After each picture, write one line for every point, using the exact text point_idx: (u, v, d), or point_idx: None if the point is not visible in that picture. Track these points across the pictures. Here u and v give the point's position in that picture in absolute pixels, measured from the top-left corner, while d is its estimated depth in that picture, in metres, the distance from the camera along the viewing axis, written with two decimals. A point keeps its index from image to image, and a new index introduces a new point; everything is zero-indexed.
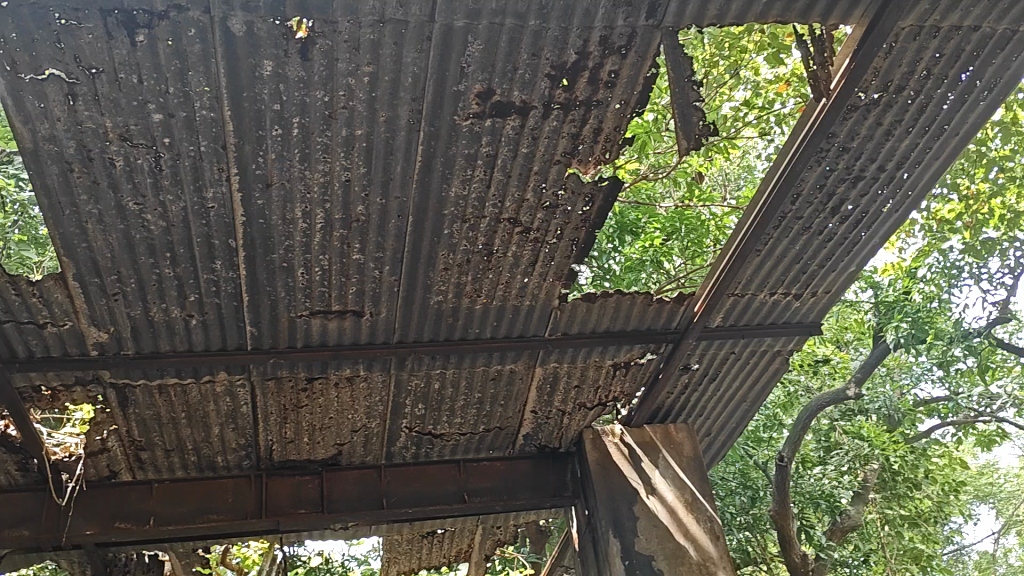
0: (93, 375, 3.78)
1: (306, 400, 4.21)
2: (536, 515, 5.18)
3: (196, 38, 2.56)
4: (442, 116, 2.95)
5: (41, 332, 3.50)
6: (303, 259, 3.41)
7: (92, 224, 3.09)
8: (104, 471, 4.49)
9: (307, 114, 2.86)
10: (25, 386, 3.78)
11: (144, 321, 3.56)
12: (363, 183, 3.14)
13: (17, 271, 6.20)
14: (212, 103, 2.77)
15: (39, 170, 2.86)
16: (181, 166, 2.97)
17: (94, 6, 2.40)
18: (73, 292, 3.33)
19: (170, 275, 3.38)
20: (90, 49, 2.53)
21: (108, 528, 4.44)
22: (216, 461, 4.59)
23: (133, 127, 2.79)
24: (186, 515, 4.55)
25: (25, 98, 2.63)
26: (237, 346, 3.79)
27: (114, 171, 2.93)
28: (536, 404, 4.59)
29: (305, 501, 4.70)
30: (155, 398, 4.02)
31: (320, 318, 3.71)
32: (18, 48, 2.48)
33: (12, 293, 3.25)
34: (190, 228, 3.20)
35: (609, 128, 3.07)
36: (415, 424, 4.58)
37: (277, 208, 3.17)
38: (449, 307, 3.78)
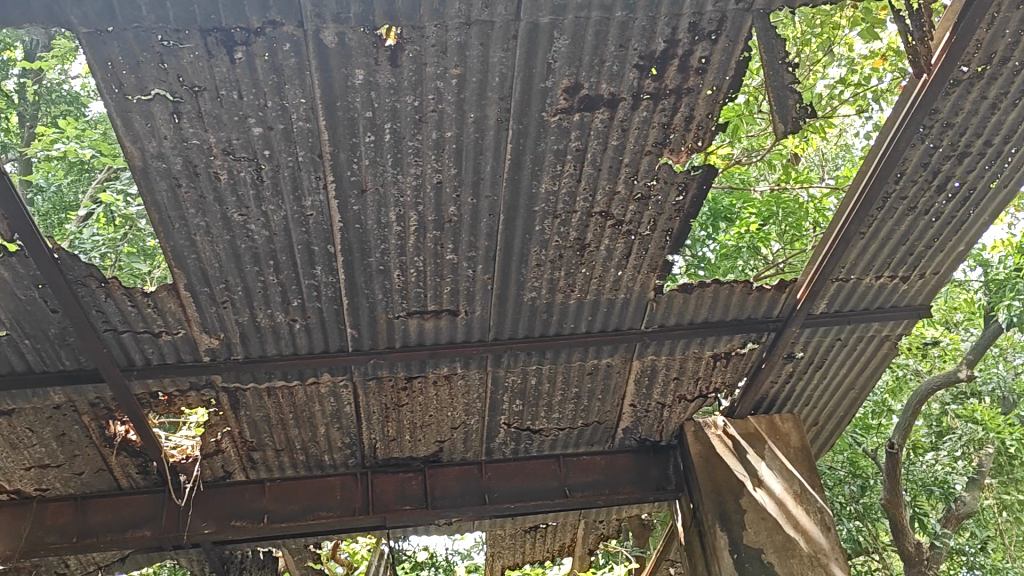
0: (205, 380, 3.93)
1: (407, 399, 4.28)
2: (639, 509, 5.15)
3: (291, 53, 2.64)
4: (530, 114, 2.95)
5: (156, 340, 3.66)
6: (398, 262, 3.47)
7: (200, 235, 3.22)
8: (219, 472, 4.68)
9: (398, 120, 2.91)
10: (143, 393, 3.96)
11: (251, 328, 3.69)
12: (454, 184, 3.18)
13: (129, 283, 6.44)
14: (308, 114, 2.85)
15: (150, 187, 2.99)
16: (281, 177, 3.06)
17: (194, 26, 2.51)
18: (185, 301, 3.48)
19: (274, 282, 3.49)
20: (192, 69, 2.64)
21: (225, 526, 4.60)
22: (323, 460, 4.71)
23: (234, 141, 2.89)
24: (298, 513, 4.69)
25: (134, 119, 2.75)
26: (339, 348, 3.89)
27: (218, 185, 3.05)
28: (635, 397, 4.56)
29: (410, 497, 4.79)
30: (263, 400, 4.16)
31: (418, 318, 3.76)
32: (124, 71, 2.61)
33: (128, 303, 3.42)
34: (291, 236, 3.30)
35: (700, 116, 3.02)
36: (514, 420, 4.61)
37: (373, 213, 3.24)
38: (543, 303, 3.78)
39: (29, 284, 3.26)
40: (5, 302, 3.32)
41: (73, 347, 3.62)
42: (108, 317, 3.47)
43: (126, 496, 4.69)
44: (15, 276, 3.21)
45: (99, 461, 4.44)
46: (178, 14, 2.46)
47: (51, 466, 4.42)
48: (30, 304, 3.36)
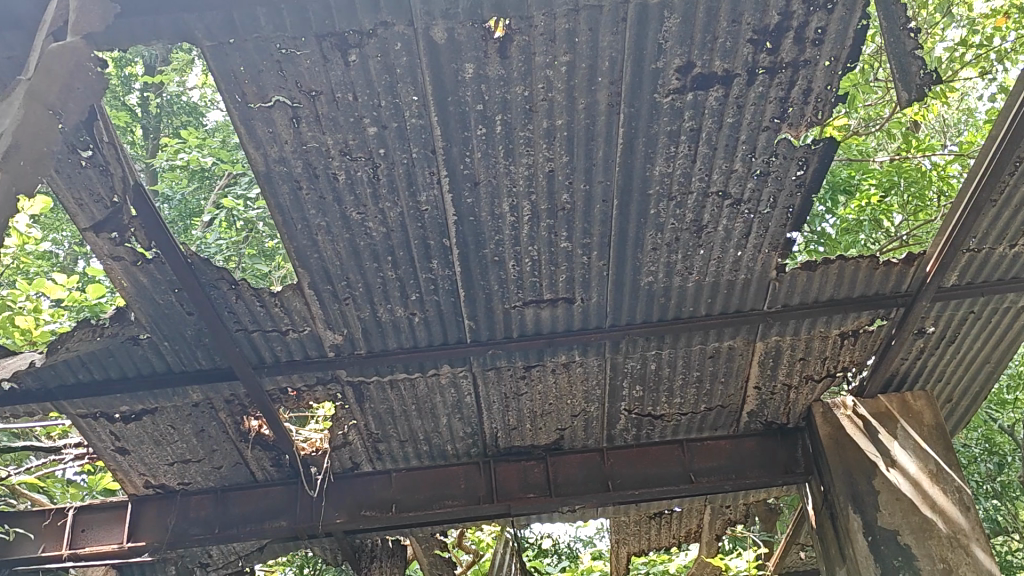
0: (331, 375, 4.05)
1: (526, 388, 4.32)
2: (766, 493, 5.06)
3: (402, 51, 2.69)
4: (642, 96, 2.92)
5: (284, 338, 3.80)
6: (513, 252, 3.49)
7: (322, 235, 3.32)
8: (347, 463, 4.82)
9: (509, 111, 2.92)
10: (274, 389, 4.12)
11: (373, 323, 3.78)
12: (567, 172, 3.17)
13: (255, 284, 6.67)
14: (421, 111, 2.89)
15: (273, 191, 3.11)
16: (396, 174, 3.12)
17: (310, 32, 2.59)
18: (309, 300, 3.60)
19: (393, 278, 3.57)
20: (309, 74, 2.72)
21: (356, 516, 4.73)
22: (446, 450, 4.80)
23: (351, 141, 2.97)
24: (425, 501, 4.79)
25: (256, 126, 2.86)
26: (458, 339, 3.95)
27: (338, 185, 3.13)
28: (758, 379, 4.47)
29: (533, 485, 4.82)
30: (387, 393, 4.26)
31: (534, 307, 3.79)
32: (246, 80, 2.71)
33: (257, 304, 3.56)
34: (408, 232, 3.36)
35: (818, 88, 2.93)
36: (634, 406, 4.59)
37: (486, 205, 3.27)
38: (660, 287, 3.75)
39: (167, 289, 3.43)
40: (146, 307, 3.51)
41: (208, 347, 3.80)
42: (239, 317, 3.62)
43: (262, 488, 4.89)
44: (154, 282, 3.38)
45: (235, 455, 4.65)
46: (295, 21, 2.54)
47: (192, 461, 4.66)
48: (168, 308, 3.54)
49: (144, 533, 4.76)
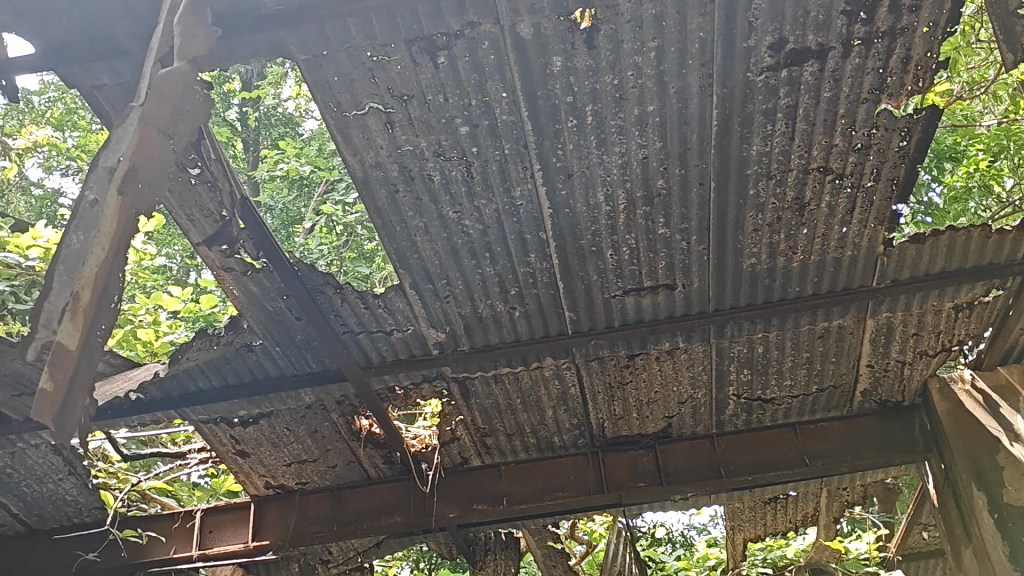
0: (437, 372, 4.13)
1: (631, 376, 4.31)
2: (884, 474, 4.93)
3: (490, 50, 2.72)
4: (734, 76, 2.88)
5: (389, 338, 3.89)
6: (610, 242, 3.49)
7: (420, 236, 3.39)
8: (457, 458, 4.91)
9: (599, 101, 2.93)
10: (382, 388, 4.22)
11: (474, 319, 3.84)
12: (661, 158, 3.15)
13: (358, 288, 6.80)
14: (511, 107, 2.93)
15: (371, 196, 3.20)
16: (490, 171, 3.16)
17: (399, 39, 2.65)
18: (411, 299, 3.68)
19: (492, 274, 3.61)
20: (400, 78, 2.79)
21: (469, 510, 4.82)
22: (553, 442, 4.83)
23: (444, 142, 3.03)
24: (536, 493, 4.83)
25: (352, 133, 2.95)
26: (560, 331, 3.96)
27: (434, 185, 3.19)
28: (871, 357, 4.35)
29: (644, 474, 4.81)
30: (492, 388, 4.32)
31: (635, 296, 3.78)
32: (341, 89, 2.80)
33: (362, 306, 3.66)
34: (504, 227, 3.40)
35: (918, 55, 2.83)
36: (743, 390, 4.53)
37: (581, 195, 3.28)
38: (764, 268, 3.69)
39: (276, 296, 3.55)
40: (257, 315, 3.65)
41: (317, 350, 3.91)
42: (345, 320, 3.73)
43: (376, 485, 5.02)
44: (264, 290, 3.51)
45: (349, 454, 4.78)
46: (384, 29, 2.61)
47: (308, 461, 4.82)
48: (278, 316, 3.67)
49: (267, 532, 4.95)
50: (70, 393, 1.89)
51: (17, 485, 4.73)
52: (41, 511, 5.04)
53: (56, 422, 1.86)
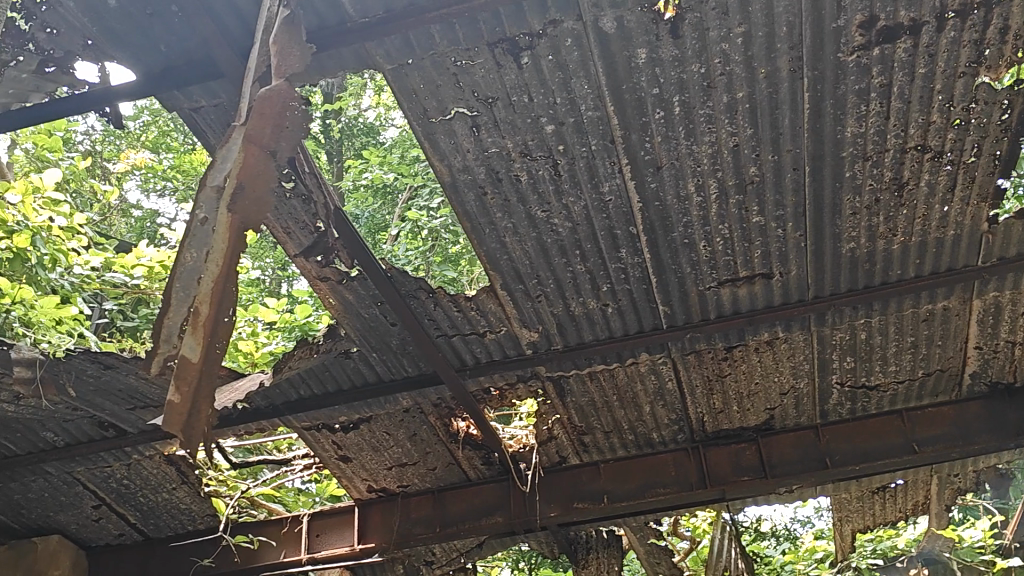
0: (531, 371, 4.15)
1: (729, 369, 4.25)
2: (998, 458, 4.74)
3: (573, 47, 2.73)
4: (825, 58, 2.81)
5: (483, 340, 3.92)
6: (703, 232, 3.45)
7: (510, 237, 3.41)
8: (555, 457, 4.91)
9: (686, 90, 2.90)
10: (478, 389, 4.26)
11: (567, 317, 3.84)
12: (752, 145, 3.10)
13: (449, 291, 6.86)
14: (596, 102, 2.92)
15: (460, 199, 3.24)
16: (578, 167, 3.16)
17: (482, 42, 2.69)
18: (504, 300, 3.70)
19: (583, 271, 3.60)
20: (484, 82, 2.82)
21: (570, 509, 4.82)
22: (652, 438, 4.79)
23: (531, 142, 3.05)
24: (637, 490, 4.81)
25: (439, 138, 3.01)
26: (654, 326, 3.93)
27: (521, 186, 3.21)
28: (979, 339, 4.19)
29: (746, 468, 4.73)
30: (587, 385, 4.31)
31: (730, 287, 3.72)
32: (426, 96, 2.86)
33: (455, 309, 3.70)
34: (594, 223, 3.39)
35: (1018, 24, 2.71)
36: (846, 378, 4.41)
37: (671, 187, 3.25)
38: (863, 252, 3.59)
39: (371, 303, 3.61)
40: (354, 322, 3.72)
41: (413, 354, 3.96)
42: (439, 324, 3.78)
43: (476, 486, 5.06)
44: (359, 297, 3.58)
45: (448, 456, 4.84)
46: (467, 33, 2.66)
47: (408, 464, 4.90)
48: (374, 322, 3.73)
49: (371, 535, 5.05)
50: (200, 401, 1.99)
51: (134, 496, 4.93)
52: (157, 520, 5.24)
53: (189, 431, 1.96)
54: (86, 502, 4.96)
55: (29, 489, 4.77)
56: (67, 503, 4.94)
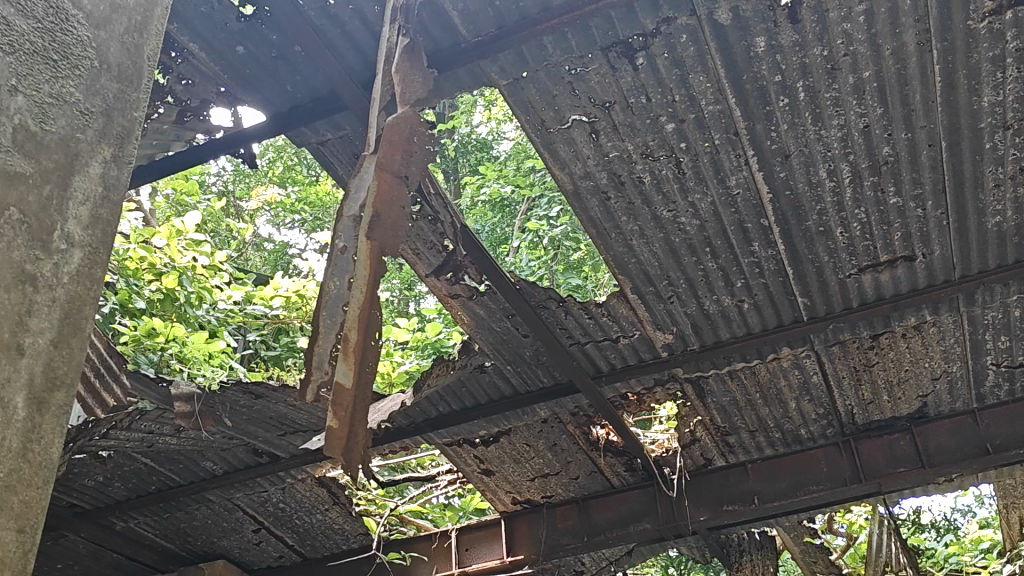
0: (669, 374, 4.08)
1: (876, 357, 4.08)
2: None
3: (689, 42, 2.71)
4: (954, 27, 2.67)
5: (617, 345, 3.89)
6: (839, 218, 3.33)
7: (638, 240, 3.38)
8: (699, 459, 4.82)
9: (809, 76, 2.81)
10: (616, 396, 4.23)
11: (702, 316, 3.76)
12: (883, 124, 2.97)
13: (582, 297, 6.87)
14: (716, 96, 2.88)
15: (583, 206, 3.24)
16: (702, 165, 3.11)
17: (596, 48, 2.72)
18: (635, 304, 3.66)
19: (714, 268, 3.53)
20: (601, 87, 2.83)
21: (720, 511, 4.72)
22: (799, 434, 4.63)
23: (651, 142, 3.02)
24: (788, 489, 4.66)
25: (559, 148, 3.03)
26: (793, 319, 3.82)
27: (645, 187, 3.18)
28: None
29: (902, 459, 4.51)
30: (728, 384, 4.22)
31: (871, 273, 3.57)
32: (543, 107, 2.90)
33: (586, 317, 3.68)
34: (723, 219, 3.32)
35: None
36: (1003, 359, 4.16)
37: (802, 174, 3.15)
38: (1011, 225, 3.39)
39: (502, 316, 3.63)
40: (486, 335, 3.76)
41: (548, 364, 3.96)
42: (571, 331, 3.77)
43: (620, 493, 5.01)
44: (489, 312, 3.60)
45: (590, 464, 4.82)
46: (580, 40, 2.69)
47: (551, 474, 4.91)
48: (507, 334, 3.76)
49: (520, 546, 5.11)
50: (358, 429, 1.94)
51: (290, 518, 5.11)
52: (313, 541, 5.43)
53: (349, 459, 1.91)
54: (247, 527, 5.17)
55: (194, 516, 5.02)
56: (229, 528, 5.18)
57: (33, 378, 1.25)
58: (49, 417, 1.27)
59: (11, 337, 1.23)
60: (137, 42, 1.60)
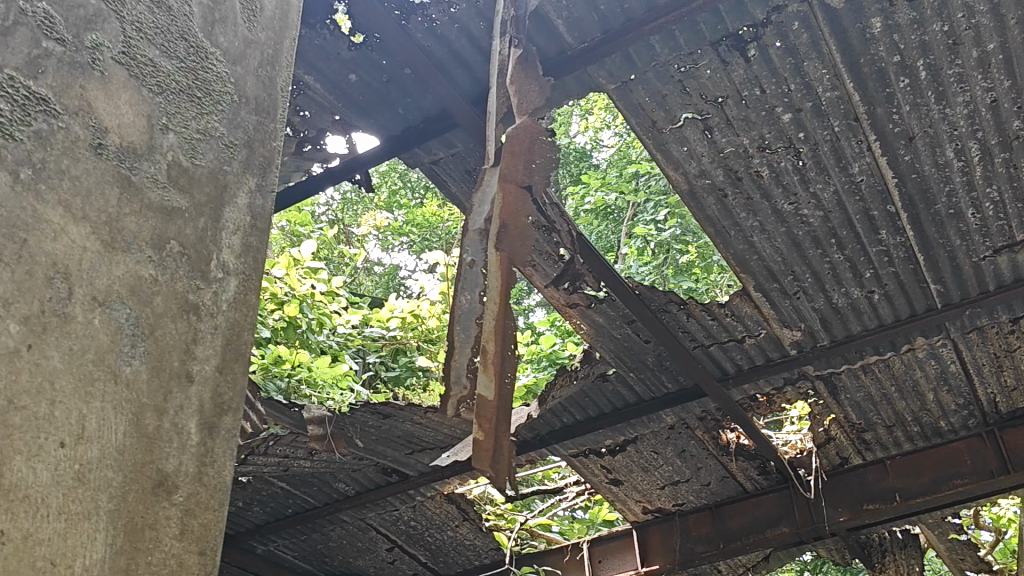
0: (799, 372, 3.97)
1: (1018, 342, 3.86)
2: None
3: (802, 29, 2.62)
4: None
5: (743, 346, 3.80)
6: (970, 199, 3.17)
7: (759, 236, 3.30)
8: (835, 458, 4.66)
9: (930, 52, 2.69)
10: (744, 398, 4.14)
11: (831, 311, 3.64)
12: (1013, 97, 2.81)
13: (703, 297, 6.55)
14: (833, 82, 2.79)
15: (700, 205, 3.19)
16: (823, 153, 3.01)
17: (705, 42, 2.66)
18: (760, 302, 3.57)
19: (841, 260, 3.41)
20: (712, 82, 2.78)
21: (861, 511, 4.56)
22: (939, 427, 4.43)
23: (768, 135, 2.95)
24: (930, 485, 4.46)
25: (671, 147, 2.99)
26: (926, 307, 3.65)
27: (764, 182, 3.10)
28: None
29: None
30: (861, 379, 4.07)
31: (1008, 253, 3.38)
32: (654, 108, 2.86)
33: (709, 318, 3.60)
34: (847, 208, 3.20)
35: None
36: None
37: (928, 156, 3.01)
38: None
39: (622, 323, 3.59)
40: (607, 343, 3.73)
41: (671, 369, 3.90)
42: (694, 335, 3.70)
43: (755, 497, 4.91)
44: (609, 319, 3.57)
45: (721, 469, 4.71)
46: (688, 37, 2.64)
47: (682, 482, 4.83)
48: (628, 341, 3.71)
49: (654, 556, 5.08)
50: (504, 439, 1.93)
51: (423, 535, 5.17)
52: (445, 557, 5.47)
53: (499, 472, 1.91)
54: (381, 546, 5.26)
55: (331, 537, 5.14)
56: (364, 548, 5.27)
57: (203, 404, 1.30)
58: (220, 440, 1.31)
59: (180, 365, 1.28)
60: (270, 75, 1.64)
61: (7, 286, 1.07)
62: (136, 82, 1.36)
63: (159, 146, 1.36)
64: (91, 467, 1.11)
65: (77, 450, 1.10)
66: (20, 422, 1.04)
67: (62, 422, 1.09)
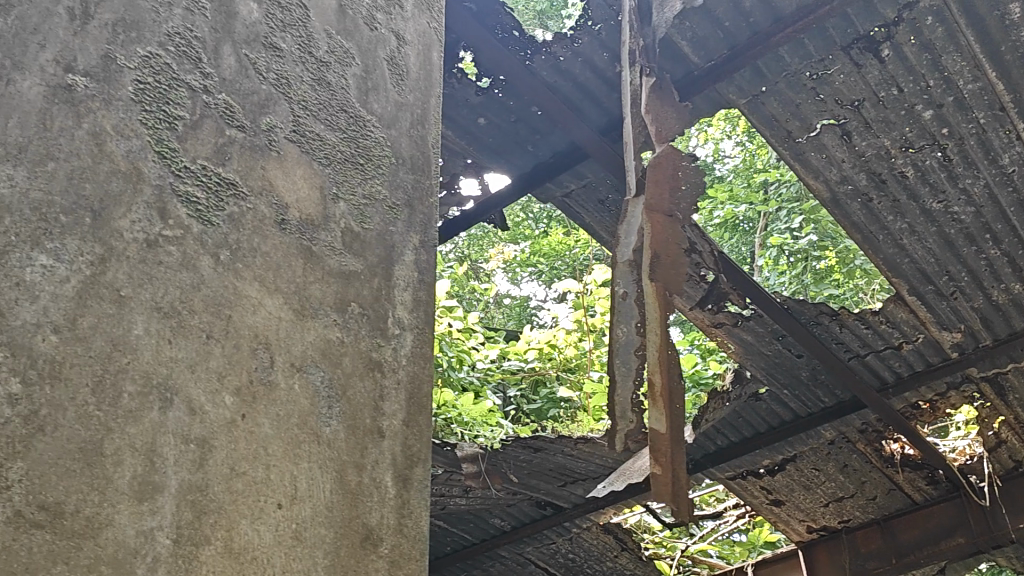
0: (962, 375, 3.78)
1: None
2: None
3: (936, 24, 2.54)
4: None
5: (900, 353, 3.65)
6: None
7: (908, 237, 3.19)
8: (1009, 463, 4.40)
9: None
10: (905, 406, 4.00)
11: (992, 309, 3.47)
12: None
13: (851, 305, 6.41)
14: (974, 73, 2.68)
15: (845, 212, 3.12)
16: (969, 147, 2.89)
17: (836, 47, 2.62)
18: (915, 306, 3.44)
19: (998, 254, 3.25)
20: (846, 87, 2.72)
21: None
22: None
23: (910, 134, 2.86)
24: None
25: (810, 156, 2.94)
26: None
27: (909, 181, 3.00)
28: None
29: None
30: None
31: None
32: (788, 118, 2.83)
33: (863, 328, 3.49)
34: (1001, 200, 3.05)
35: None
36: None
37: None
38: None
39: (771, 340, 3.52)
40: (757, 360, 3.66)
41: (827, 383, 3.79)
42: (848, 346, 3.59)
43: (925, 508, 4.67)
44: (758, 336, 3.51)
45: (887, 482, 4.52)
46: (818, 44, 2.61)
47: (846, 498, 4.67)
48: (779, 357, 3.64)
49: None
50: (682, 471, 1.92)
51: (582, 568, 5.14)
52: None
53: (679, 504, 1.91)
54: None
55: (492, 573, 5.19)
56: None
57: (396, 458, 1.35)
58: (414, 491, 1.36)
59: (372, 422, 1.34)
60: (421, 134, 1.71)
61: (219, 361, 1.15)
62: (308, 157, 1.44)
63: (333, 215, 1.44)
64: (306, 526, 1.18)
65: (292, 511, 1.17)
66: (242, 487, 1.12)
67: (277, 485, 1.16)
